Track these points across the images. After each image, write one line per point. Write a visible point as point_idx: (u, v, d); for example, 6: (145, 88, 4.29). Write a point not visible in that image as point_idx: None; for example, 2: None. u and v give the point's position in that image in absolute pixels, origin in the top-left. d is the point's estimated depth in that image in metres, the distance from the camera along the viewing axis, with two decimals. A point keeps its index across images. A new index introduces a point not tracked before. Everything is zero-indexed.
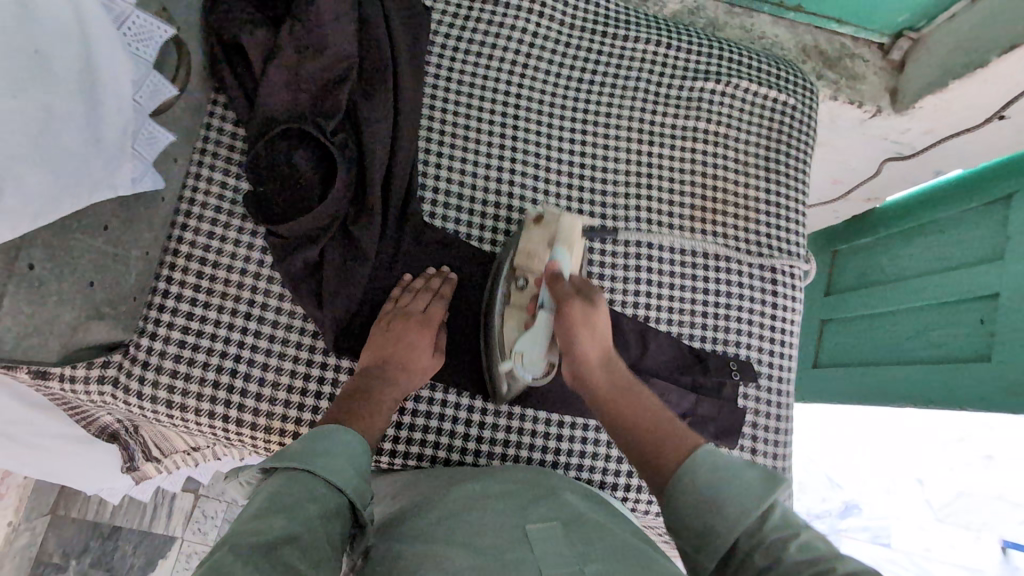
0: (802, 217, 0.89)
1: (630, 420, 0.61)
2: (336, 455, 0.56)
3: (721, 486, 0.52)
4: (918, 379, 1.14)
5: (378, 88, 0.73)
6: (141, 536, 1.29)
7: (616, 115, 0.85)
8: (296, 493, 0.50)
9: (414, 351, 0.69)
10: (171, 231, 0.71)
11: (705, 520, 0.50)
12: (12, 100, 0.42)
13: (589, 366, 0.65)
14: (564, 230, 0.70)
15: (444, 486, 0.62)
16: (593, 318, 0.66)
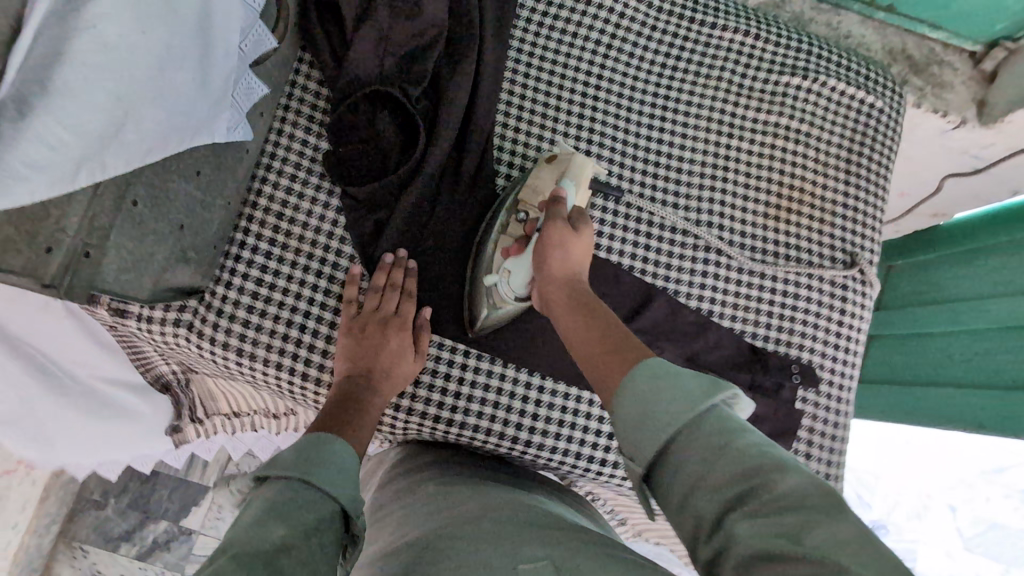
0: (878, 223, 0.86)
1: (587, 322, 0.58)
2: (342, 473, 0.55)
3: (657, 392, 0.46)
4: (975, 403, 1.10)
5: (463, 56, 0.72)
6: (176, 483, 1.32)
7: (698, 102, 0.83)
8: (301, 505, 0.49)
9: (395, 358, 0.68)
10: (251, 184, 0.72)
11: (643, 429, 0.45)
12: (141, 34, 0.43)
13: (554, 279, 0.63)
14: (578, 167, 0.69)
15: (458, 509, 0.58)
16: (571, 238, 0.64)
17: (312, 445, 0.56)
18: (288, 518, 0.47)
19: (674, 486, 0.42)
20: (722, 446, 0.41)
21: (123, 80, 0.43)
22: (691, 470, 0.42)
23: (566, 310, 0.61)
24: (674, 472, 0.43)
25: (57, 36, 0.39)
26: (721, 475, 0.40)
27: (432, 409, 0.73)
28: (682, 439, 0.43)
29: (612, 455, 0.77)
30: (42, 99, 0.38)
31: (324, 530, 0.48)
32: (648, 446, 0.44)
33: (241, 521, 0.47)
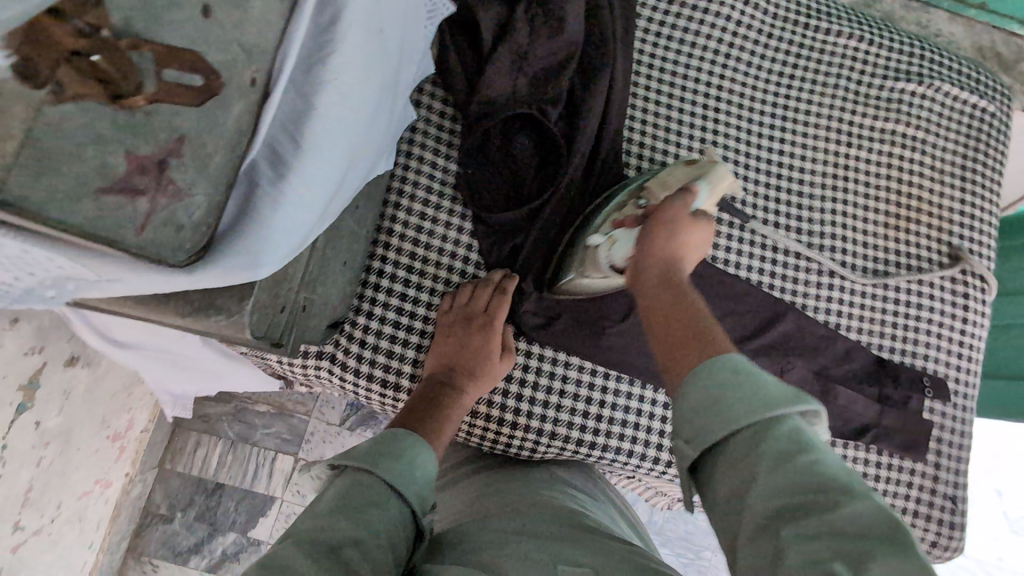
0: (992, 229, 0.86)
1: (676, 299, 0.52)
2: (412, 470, 0.53)
3: (732, 393, 0.41)
4: None
5: (598, 71, 0.71)
6: (243, 494, 1.18)
7: (815, 111, 0.83)
8: (361, 497, 0.49)
9: (479, 359, 0.66)
10: (384, 210, 0.70)
11: (704, 420, 0.41)
12: (367, 80, 0.41)
13: (652, 255, 0.57)
14: (716, 172, 0.60)
15: (511, 511, 0.56)
16: (683, 225, 0.57)
17: (384, 437, 0.56)
18: (348, 507, 0.47)
19: (723, 481, 0.39)
20: (787, 457, 0.37)
21: (354, 130, 0.41)
22: (738, 477, 0.38)
23: (654, 283, 0.54)
24: (728, 461, 0.40)
25: (306, 92, 0.37)
26: (768, 486, 0.37)
27: (574, 434, 0.73)
28: (740, 439, 0.40)
29: None
30: (296, 158, 0.36)
31: (381, 523, 0.47)
32: (706, 436, 0.41)
33: (307, 509, 0.48)
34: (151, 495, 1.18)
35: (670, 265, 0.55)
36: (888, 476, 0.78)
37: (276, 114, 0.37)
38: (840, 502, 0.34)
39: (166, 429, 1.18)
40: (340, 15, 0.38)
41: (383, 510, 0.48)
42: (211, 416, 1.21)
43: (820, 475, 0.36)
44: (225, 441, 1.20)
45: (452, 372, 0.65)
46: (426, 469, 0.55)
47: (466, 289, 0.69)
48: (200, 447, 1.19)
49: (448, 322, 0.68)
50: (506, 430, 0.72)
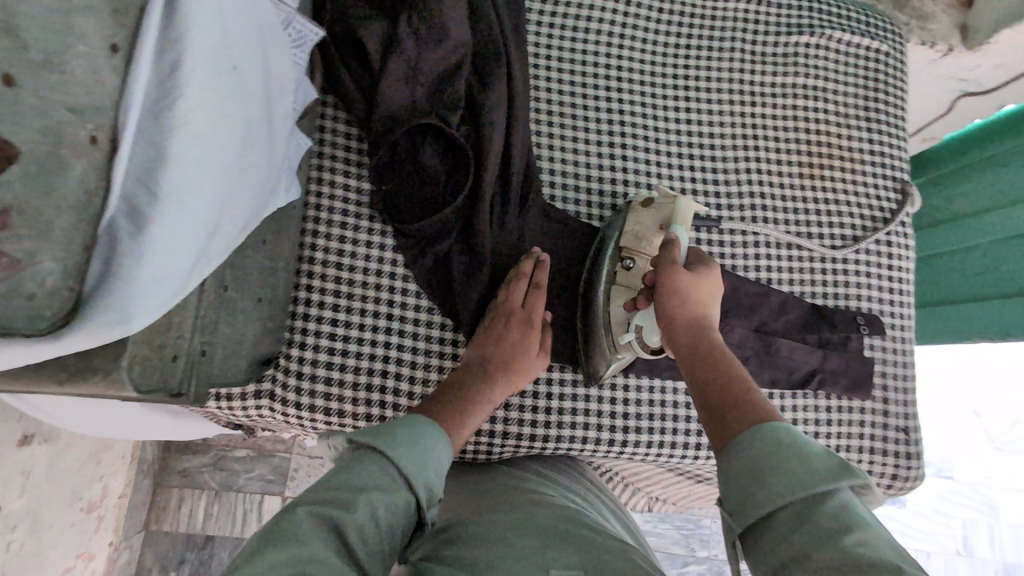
0: (902, 164, 0.90)
1: (715, 371, 0.57)
2: (427, 459, 0.53)
3: (780, 466, 0.45)
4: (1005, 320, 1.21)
5: (492, 70, 0.71)
6: (234, 543, 1.17)
7: (716, 78, 0.85)
8: (369, 478, 0.49)
9: (518, 350, 0.68)
10: (304, 239, 0.71)
11: (752, 495, 0.45)
12: (225, 120, 0.42)
13: (676, 326, 0.62)
14: (682, 208, 0.72)
15: (509, 517, 0.54)
16: (693, 282, 0.64)
17: (410, 420, 0.56)
18: (351, 488, 0.47)
19: (771, 555, 0.43)
20: (833, 534, 0.40)
21: (219, 172, 0.41)
22: (786, 553, 0.42)
23: (687, 358, 0.60)
24: (776, 533, 0.44)
25: (155, 142, 0.37)
26: (817, 562, 0.39)
27: (527, 430, 0.74)
28: (786, 515, 0.44)
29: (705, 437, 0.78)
30: (154, 210, 0.36)
31: (382, 510, 0.47)
32: (753, 512, 0.45)
33: (321, 477, 0.49)
34: (141, 559, 1.16)
35: (698, 331, 0.61)
36: (841, 419, 0.79)
37: (126, 168, 0.37)
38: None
39: (147, 491, 1.16)
40: (182, 60, 0.38)
41: (390, 497, 0.49)
42: (191, 469, 1.19)
43: (870, 554, 0.38)
44: (208, 493, 1.18)
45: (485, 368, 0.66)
46: (441, 464, 0.54)
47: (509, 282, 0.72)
48: (185, 502, 1.17)
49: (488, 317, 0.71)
50: None
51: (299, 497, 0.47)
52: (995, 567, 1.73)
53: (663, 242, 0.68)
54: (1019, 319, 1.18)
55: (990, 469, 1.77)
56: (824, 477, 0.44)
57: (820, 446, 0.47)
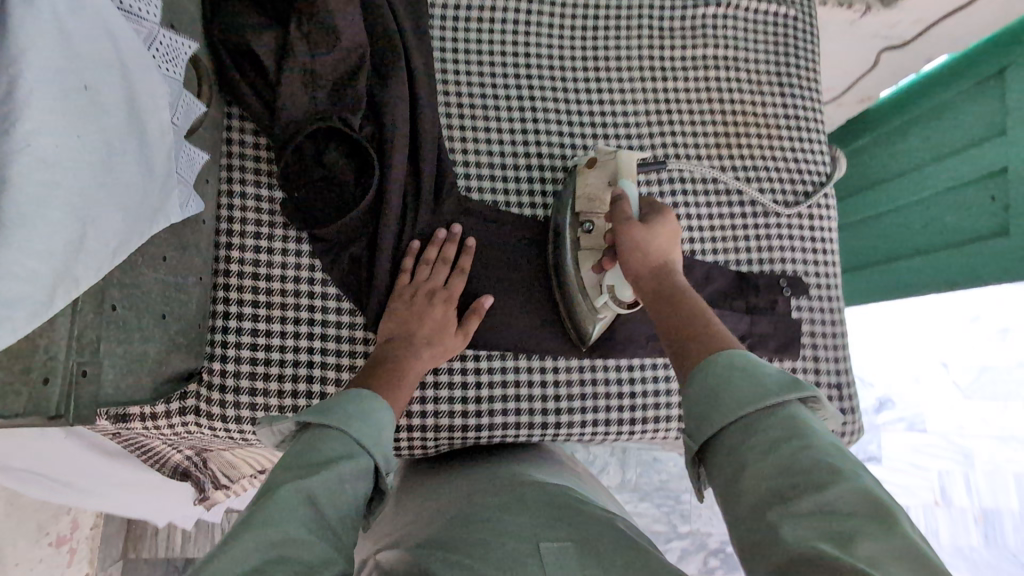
0: (819, 126, 0.91)
1: (680, 309, 0.59)
2: (371, 428, 0.55)
3: (732, 385, 0.48)
4: (957, 267, 1.27)
5: (391, 68, 0.72)
6: None
7: (625, 55, 0.86)
8: (334, 449, 0.51)
9: (438, 325, 0.69)
10: (218, 253, 0.71)
11: (709, 418, 0.47)
12: (78, 141, 0.42)
13: (639, 271, 0.64)
14: (626, 159, 0.74)
15: (490, 508, 0.59)
16: (649, 232, 0.65)
17: (354, 395, 0.58)
18: (318, 458, 0.50)
19: (723, 465, 0.46)
20: (778, 441, 0.43)
21: (76, 192, 0.42)
22: (736, 463, 0.44)
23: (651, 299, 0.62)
24: (730, 448, 0.46)
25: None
26: (768, 468, 0.42)
27: (458, 420, 0.75)
28: (736, 427, 0.46)
29: (637, 410, 0.81)
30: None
31: (354, 475, 0.50)
32: (708, 426, 0.47)
33: (286, 455, 0.51)
34: None
35: (658, 276, 0.63)
36: None
37: None
38: (827, 483, 0.39)
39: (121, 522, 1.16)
40: (16, 83, 0.37)
41: (357, 462, 0.51)
42: None
43: (812, 459, 0.41)
44: None
45: (412, 335, 0.67)
46: (388, 427, 0.57)
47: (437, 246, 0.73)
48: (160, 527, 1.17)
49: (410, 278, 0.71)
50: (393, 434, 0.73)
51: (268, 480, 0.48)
52: None
53: (612, 198, 0.69)
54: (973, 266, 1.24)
55: None
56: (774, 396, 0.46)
57: (773, 368, 0.49)
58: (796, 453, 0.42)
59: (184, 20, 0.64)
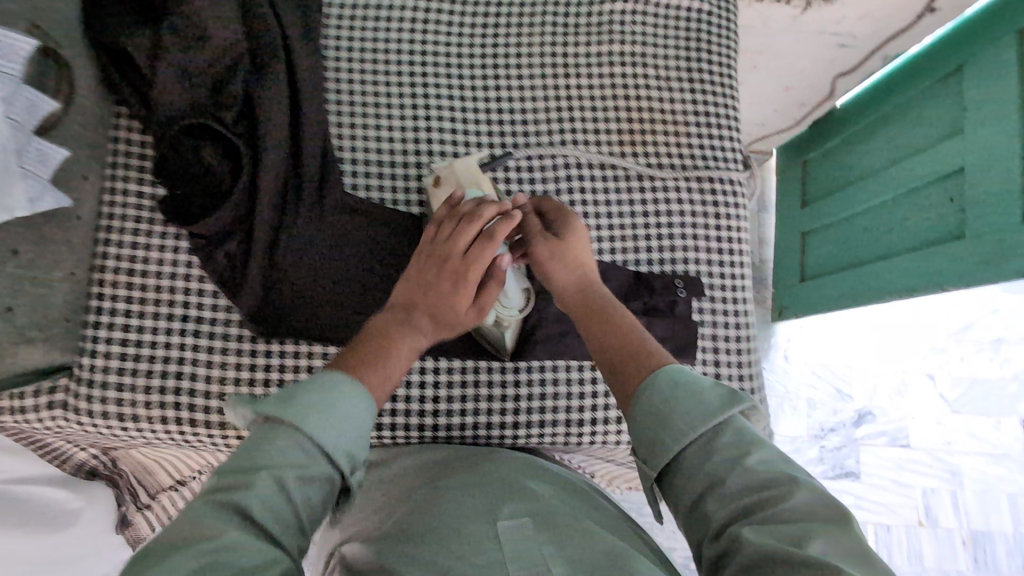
0: (731, 123, 0.89)
1: (606, 325, 0.61)
2: (338, 429, 0.53)
3: (679, 408, 0.52)
4: (913, 273, 1.22)
5: (270, 66, 0.73)
6: None
7: (527, 53, 0.86)
8: (287, 454, 0.50)
9: (447, 305, 0.63)
10: (95, 249, 0.71)
11: (661, 439, 0.51)
12: None
13: (564, 295, 0.66)
14: (463, 167, 0.74)
15: (435, 504, 0.62)
16: (560, 248, 0.66)
17: (323, 384, 0.56)
18: (262, 464, 0.49)
19: (684, 491, 0.50)
20: (736, 458, 0.48)
21: None
22: (699, 486, 0.49)
23: (580, 323, 0.64)
24: (685, 473, 0.50)
25: None
26: (730, 484, 0.47)
27: None
28: (692, 449, 0.50)
29: (523, 414, 0.79)
30: None
31: (302, 484, 0.50)
32: (661, 453, 0.51)
33: (236, 452, 0.50)
34: None
35: (581, 291, 0.65)
36: None
37: None
38: (786, 493, 0.44)
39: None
40: None
41: (312, 468, 0.51)
42: None
43: (768, 471, 0.47)
44: None
45: (413, 312, 0.64)
46: (360, 422, 0.55)
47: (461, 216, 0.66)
48: None
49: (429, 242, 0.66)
50: None
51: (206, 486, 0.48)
52: (963, 536, 1.66)
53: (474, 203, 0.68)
54: (927, 271, 1.18)
55: (950, 434, 1.71)
56: (717, 413, 0.51)
57: (710, 381, 0.54)
58: (753, 465, 0.47)
59: (56, 20, 0.65)
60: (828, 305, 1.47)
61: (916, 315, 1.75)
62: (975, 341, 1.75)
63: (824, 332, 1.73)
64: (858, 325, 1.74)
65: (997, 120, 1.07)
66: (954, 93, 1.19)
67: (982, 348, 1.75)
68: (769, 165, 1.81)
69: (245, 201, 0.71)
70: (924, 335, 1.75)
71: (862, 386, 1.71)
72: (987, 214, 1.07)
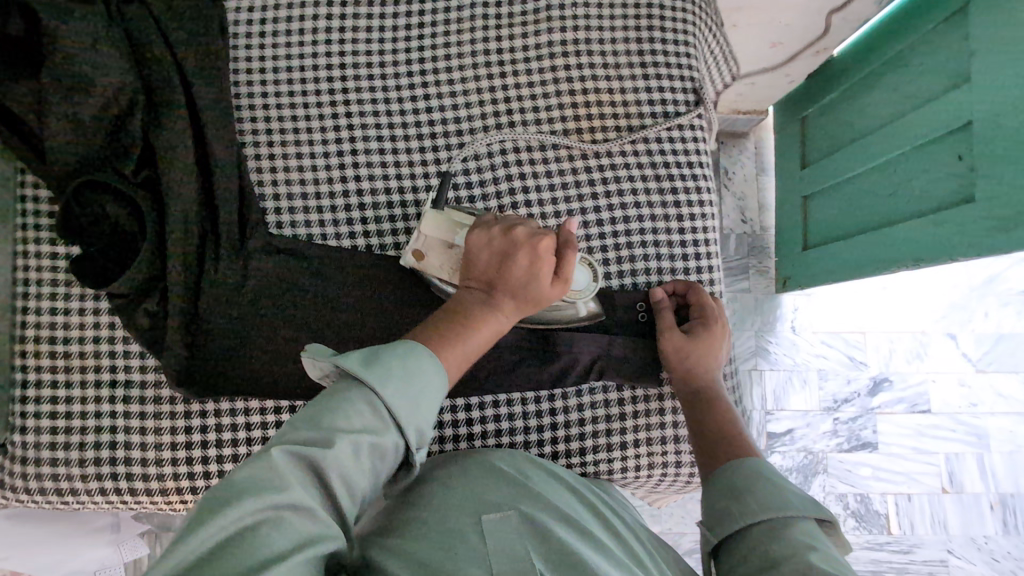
0: (691, 108, 0.81)
1: (713, 417, 0.71)
2: (418, 399, 0.54)
3: (758, 490, 0.61)
4: (922, 240, 1.12)
5: (168, 105, 0.67)
6: None
7: (457, 55, 0.79)
8: (361, 419, 0.51)
9: (525, 281, 0.64)
10: (13, 320, 0.69)
11: (730, 511, 0.61)
12: None
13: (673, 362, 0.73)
14: (427, 226, 0.70)
15: (422, 496, 0.61)
16: (703, 336, 0.74)
17: (406, 352, 0.56)
18: (335, 426, 0.49)
19: (739, 563, 0.58)
20: (800, 548, 0.54)
21: None
22: (754, 561, 0.56)
23: (688, 394, 0.73)
24: (747, 541, 0.59)
25: None
26: (785, 566, 0.53)
27: None
28: (756, 529, 0.59)
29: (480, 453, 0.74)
30: None
31: (370, 454, 0.51)
32: (728, 523, 0.60)
33: (309, 405, 0.51)
34: None
35: (694, 381, 0.73)
36: (636, 409, 0.75)
37: None
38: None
39: None
40: None
41: (384, 441, 0.52)
42: None
43: (824, 561, 0.52)
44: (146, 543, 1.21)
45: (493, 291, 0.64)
46: (434, 398, 0.56)
47: (493, 225, 0.66)
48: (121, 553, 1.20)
49: (474, 249, 0.65)
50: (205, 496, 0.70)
51: (281, 432, 0.49)
52: (991, 500, 1.59)
53: (476, 248, 0.65)
54: (936, 238, 1.08)
55: (975, 395, 1.62)
56: (794, 513, 0.58)
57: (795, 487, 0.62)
58: (811, 556, 0.53)
59: None
60: (832, 277, 1.37)
61: (933, 273, 1.64)
62: (1000, 295, 1.64)
63: (834, 300, 1.62)
64: (871, 289, 1.63)
65: (1009, 66, 0.96)
66: (959, 35, 1.06)
67: (1007, 302, 1.64)
68: (766, 124, 1.67)
69: (155, 255, 0.67)
70: (943, 293, 1.64)
71: (878, 353, 1.61)
72: (999, 173, 0.97)
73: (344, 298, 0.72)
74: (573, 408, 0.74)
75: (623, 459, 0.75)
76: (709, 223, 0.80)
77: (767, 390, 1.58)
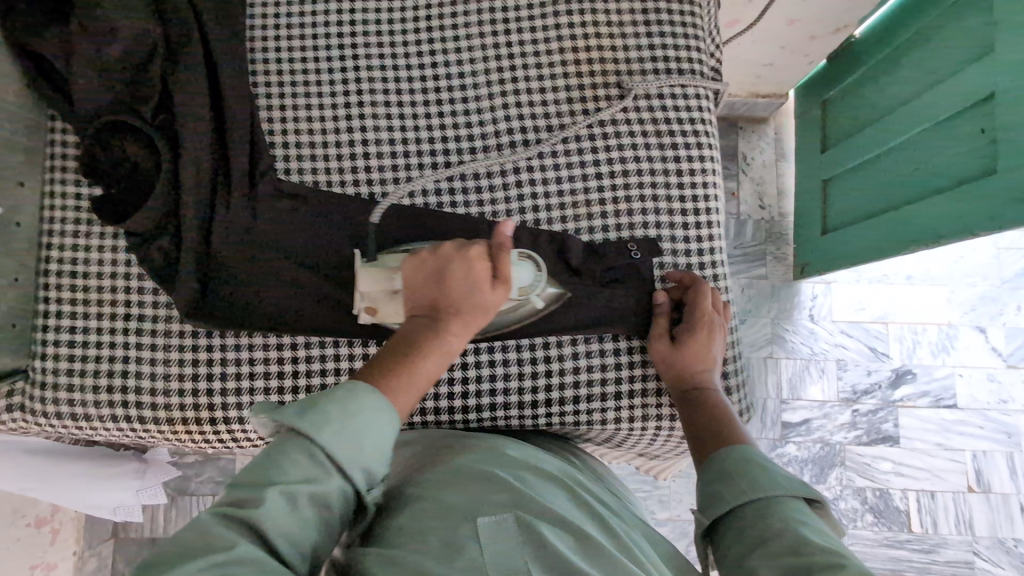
0: (694, 64, 0.81)
1: (704, 415, 0.68)
2: (364, 437, 0.53)
3: (750, 471, 0.59)
4: (942, 215, 1.09)
5: (185, 50, 0.70)
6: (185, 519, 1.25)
7: (464, 13, 0.82)
8: (302, 468, 0.49)
9: (473, 296, 0.64)
10: (40, 255, 0.73)
11: (723, 496, 0.58)
12: None
13: (670, 367, 0.72)
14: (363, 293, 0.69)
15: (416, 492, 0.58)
16: (700, 341, 0.72)
17: (344, 390, 0.54)
18: (269, 480, 0.48)
19: (730, 540, 0.56)
20: (795, 527, 0.52)
21: None
22: (747, 541, 0.54)
23: (684, 400, 0.71)
24: (739, 523, 0.56)
25: None
26: (782, 543, 0.51)
27: None
28: (748, 507, 0.57)
29: (474, 399, 0.74)
30: None
31: (311, 502, 0.49)
32: (721, 503, 0.58)
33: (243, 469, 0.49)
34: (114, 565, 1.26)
35: (687, 384, 0.71)
36: (632, 360, 0.75)
37: None
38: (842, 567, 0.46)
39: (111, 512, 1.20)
40: None
41: (329, 486, 0.50)
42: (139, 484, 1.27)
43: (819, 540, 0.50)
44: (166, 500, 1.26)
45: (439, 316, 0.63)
46: (385, 433, 0.54)
47: (428, 252, 0.67)
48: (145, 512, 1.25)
49: (424, 273, 0.66)
50: (209, 427, 0.72)
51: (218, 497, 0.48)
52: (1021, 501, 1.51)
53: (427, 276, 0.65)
54: (955, 213, 1.05)
55: (1005, 392, 1.55)
56: (783, 492, 0.57)
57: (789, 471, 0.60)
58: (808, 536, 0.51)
59: None
60: (850, 259, 1.35)
61: (960, 264, 1.59)
62: None
63: (855, 290, 1.58)
64: (894, 279, 1.58)
65: None
66: (983, 6, 1.03)
67: None
68: (787, 109, 1.65)
69: (169, 192, 0.70)
70: (972, 285, 1.58)
71: (900, 345, 1.56)
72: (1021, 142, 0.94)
73: (350, 243, 0.74)
74: (567, 357, 0.74)
75: (617, 410, 0.75)
76: (712, 179, 0.79)
77: (783, 378, 1.55)
